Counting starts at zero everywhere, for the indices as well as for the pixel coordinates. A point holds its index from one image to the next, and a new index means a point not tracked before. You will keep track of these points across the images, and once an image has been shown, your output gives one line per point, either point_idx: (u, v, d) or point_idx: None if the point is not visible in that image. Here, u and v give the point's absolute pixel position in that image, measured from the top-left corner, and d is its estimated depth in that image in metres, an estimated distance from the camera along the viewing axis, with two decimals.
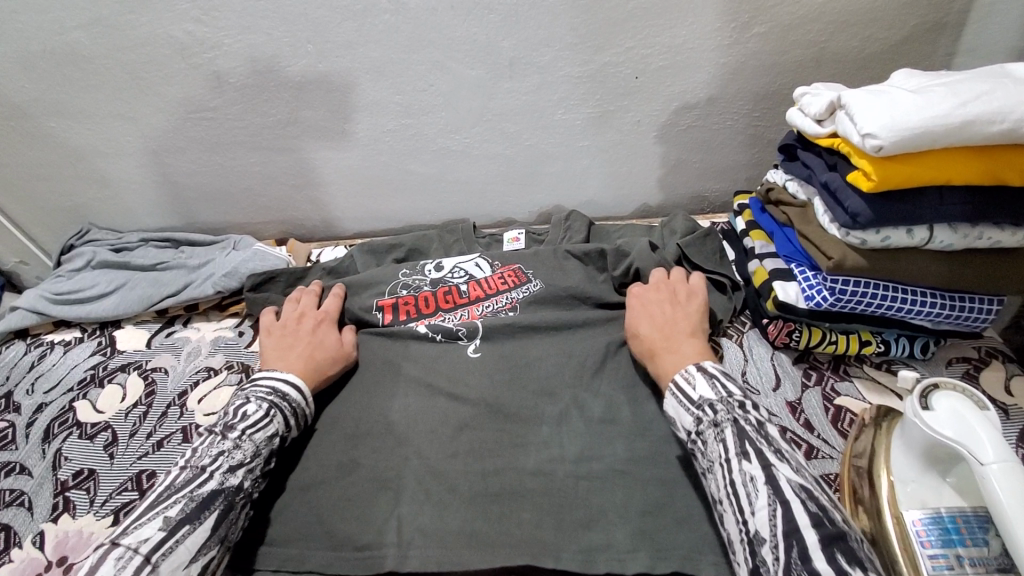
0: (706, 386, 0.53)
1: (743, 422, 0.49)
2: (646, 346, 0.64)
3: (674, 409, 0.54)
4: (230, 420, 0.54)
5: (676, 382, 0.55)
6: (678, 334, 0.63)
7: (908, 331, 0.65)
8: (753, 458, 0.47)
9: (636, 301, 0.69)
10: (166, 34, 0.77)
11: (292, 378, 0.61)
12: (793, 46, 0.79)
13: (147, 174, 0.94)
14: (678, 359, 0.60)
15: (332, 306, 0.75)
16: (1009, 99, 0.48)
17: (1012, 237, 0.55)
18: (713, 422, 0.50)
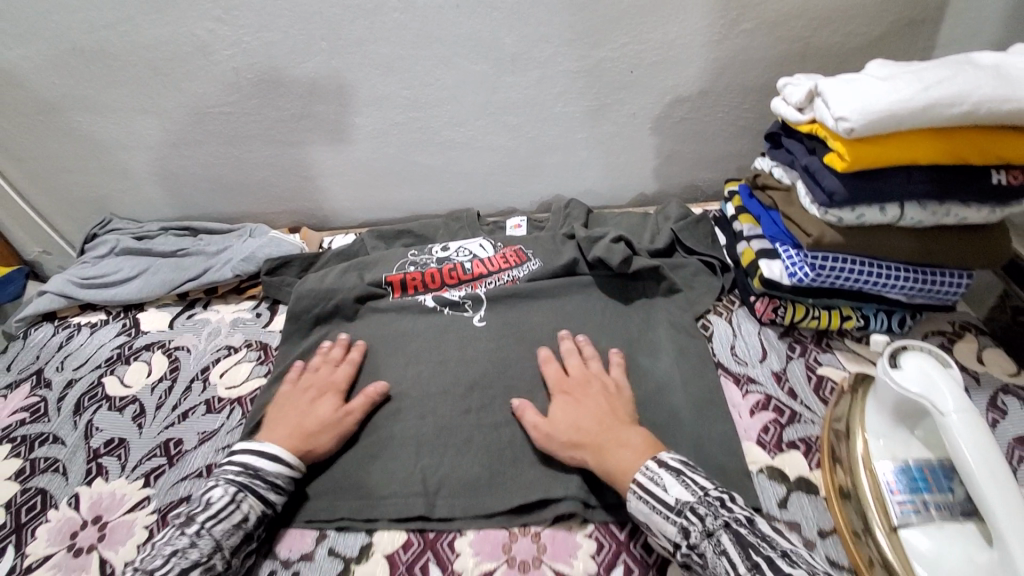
0: (679, 487, 0.52)
1: (735, 525, 0.48)
2: (589, 443, 0.59)
3: (645, 514, 0.52)
4: (193, 510, 0.55)
5: (640, 486, 0.53)
6: (615, 422, 0.60)
7: (886, 306, 0.69)
8: (766, 569, 0.45)
9: (557, 395, 0.65)
10: (188, 33, 0.82)
11: (270, 449, 0.60)
12: (779, 41, 0.83)
13: (167, 166, 0.99)
14: (628, 453, 0.56)
15: (342, 372, 0.71)
16: (969, 84, 0.52)
17: (977, 214, 0.60)
18: (705, 530, 0.49)
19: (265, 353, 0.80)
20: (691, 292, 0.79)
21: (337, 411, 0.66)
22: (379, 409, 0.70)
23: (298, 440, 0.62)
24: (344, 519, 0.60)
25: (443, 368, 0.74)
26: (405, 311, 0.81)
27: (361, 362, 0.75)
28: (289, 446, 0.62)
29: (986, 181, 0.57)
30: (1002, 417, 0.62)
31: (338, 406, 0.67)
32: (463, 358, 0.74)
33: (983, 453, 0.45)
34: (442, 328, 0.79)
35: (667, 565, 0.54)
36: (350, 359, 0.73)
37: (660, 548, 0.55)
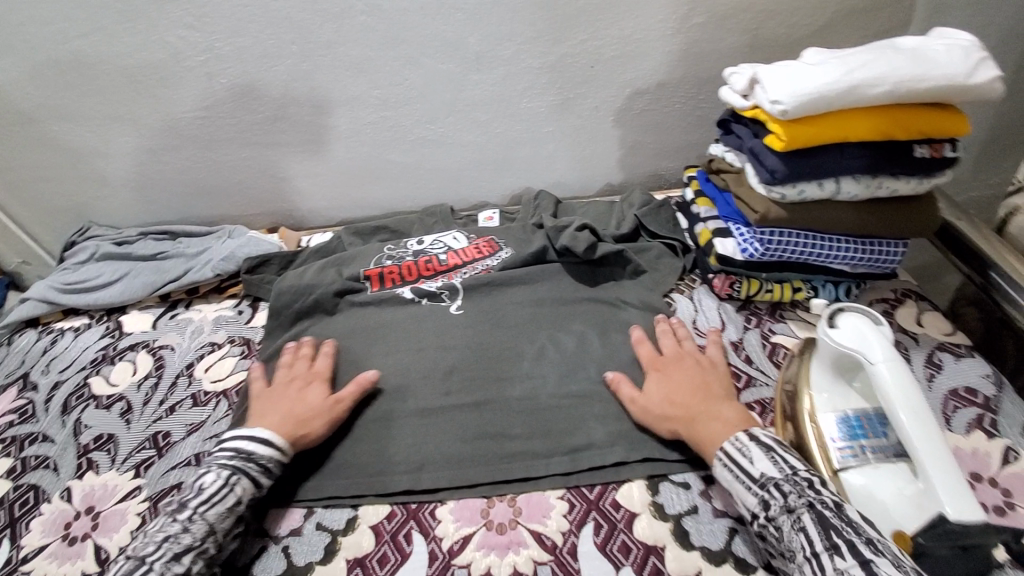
0: (767, 462, 0.53)
1: (820, 506, 0.49)
2: (679, 416, 0.61)
3: (729, 482, 0.55)
4: (186, 497, 0.57)
5: (728, 456, 0.55)
6: (714, 396, 0.62)
7: (832, 277, 0.74)
8: (845, 553, 0.45)
9: (654, 367, 0.68)
10: (162, 40, 0.85)
11: (262, 433, 0.62)
12: (728, 34, 0.88)
13: (145, 172, 1.00)
14: (720, 427, 0.59)
15: (324, 363, 0.74)
16: (887, 66, 0.57)
17: (906, 185, 0.65)
18: (787, 506, 0.50)
19: (248, 348, 0.83)
20: (656, 274, 0.84)
21: (329, 398, 0.68)
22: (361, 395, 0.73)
23: (290, 425, 0.64)
24: (331, 497, 0.63)
25: (422, 354, 0.77)
26: (384, 302, 0.84)
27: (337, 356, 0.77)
28: (284, 428, 0.63)
29: (912, 154, 0.62)
30: (938, 371, 0.67)
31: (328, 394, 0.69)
32: (441, 344, 0.78)
33: (907, 394, 0.50)
34: (420, 317, 0.82)
35: (633, 519, 0.58)
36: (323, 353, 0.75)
37: (627, 505, 0.59)
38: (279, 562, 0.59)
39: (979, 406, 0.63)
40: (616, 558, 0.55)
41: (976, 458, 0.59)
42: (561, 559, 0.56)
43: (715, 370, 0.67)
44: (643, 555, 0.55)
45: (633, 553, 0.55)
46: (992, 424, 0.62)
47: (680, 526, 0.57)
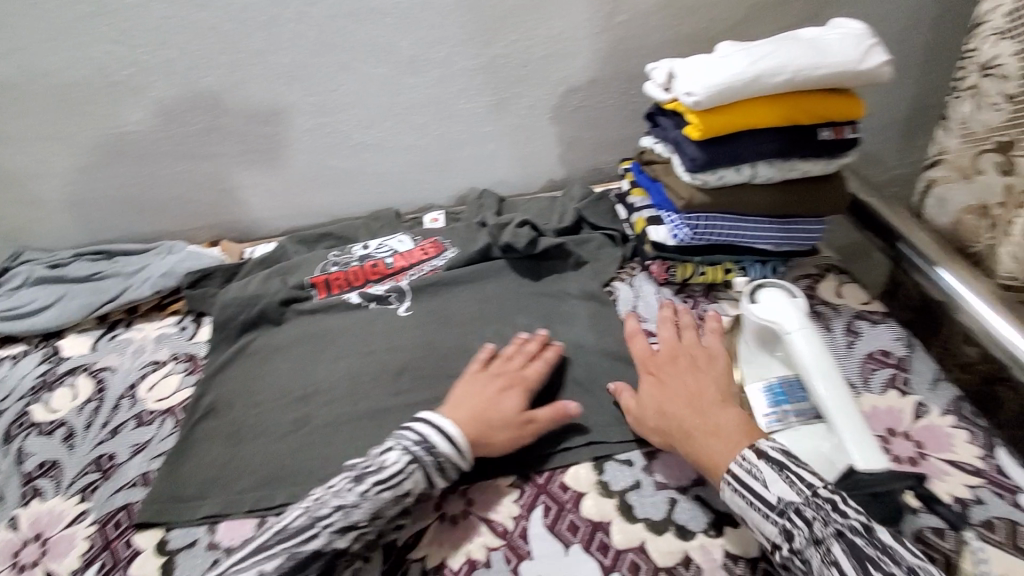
0: (782, 484, 0.48)
1: (851, 535, 0.44)
2: (676, 431, 0.58)
3: (741, 507, 0.50)
4: (367, 469, 0.56)
5: (736, 479, 0.51)
6: (709, 402, 0.58)
7: (759, 256, 0.79)
8: None
9: (650, 372, 0.64)
10: (83, 55, 0.83)
11: (448, 427, 0.59)
12: (652, 30, 0.92)
13: (75, 192, 0.97)
14: (720, 442, 0.54)
15: (535, 370, 0.67)
16: (786, 57, 0.62)
17: (815, 166, 0.70)
18: (814, 538, 0.45)
19: (193, 364, 0.81)
20: (598, 264, 0.86)
21: (521, 414, 0.62)
22: (311, 402, 0.73)
23: (473, 424, 0.60)
24: (283, 505, 0.63)
25: (371, 358, 0.77)
26: (331, 309, 0.84)
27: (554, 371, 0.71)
28: (463, 429, 0.60)
29: (816, 138, 0.68)
30: (857, 338, 0.72)
31: (520, 408, 0.63)
32: (391, 346, 0.78)
33: (818, 359, 0.56)
34: (368, 321, 0.82)
35: (580, 499, 0.60)
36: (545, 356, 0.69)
37: (575, 486, 0.62)
38: None
39: (892, 367, 0.69)
40: (564, 536, 0.58)
41: (891, 415, 0.64)
42: (512, 543, 0.57)
43: (716, 366, 0.62)
44: (590, 532, 0.58)
45: (580, 531, 0.58)
46: (904, 382, 0.67)
47: (624, 501, 0.60)
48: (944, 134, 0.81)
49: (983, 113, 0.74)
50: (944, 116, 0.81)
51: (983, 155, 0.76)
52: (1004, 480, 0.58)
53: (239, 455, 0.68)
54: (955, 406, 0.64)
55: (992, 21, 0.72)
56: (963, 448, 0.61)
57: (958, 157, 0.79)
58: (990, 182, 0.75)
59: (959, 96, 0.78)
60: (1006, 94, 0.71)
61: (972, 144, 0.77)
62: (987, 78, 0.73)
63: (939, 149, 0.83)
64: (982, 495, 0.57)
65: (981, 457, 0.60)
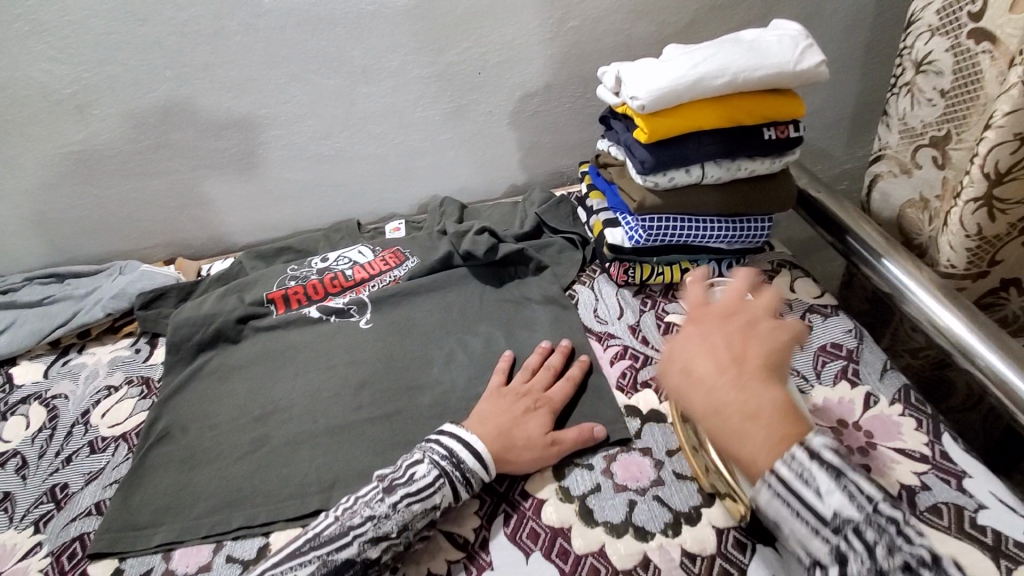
0: (840, 496, 0.40)
1: (921, 573, 0.37)
2: (708, 407, 0.46)
3: (779, 513, 0.42)
4: (400, 480, 0.57)
5: (780, 482, 0.42)
6: (755, 377, 0.46)
7: (714, 255, 0.80)
8: None
9: (690, 323, 0.52)
10: (21, 74, 0.80)
11: (476, 449, 0.60)
12: (604, 34, 0.93)
13: (21, 214, 0.94)
14: (763, 437, 0.43)
15: (561, 388, 0.68)
16: (725, 60, 0.63)
17: (762, 165, 0.71)
18: (878, 569, 0.38)
19: (148, 387, 0.79)
20: (559, 269, 0.87)
21: (546, 433, 0.63)
22: (270, 421, 0.72)
23: (501, 447, 0.61)
24: (241, 528, 0.62)
25: (332, 372, 0.76)
26: (291, 324, 0.83)
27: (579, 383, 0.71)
28: (491, 451, 0.60)
29: (761, 137, 0.69)
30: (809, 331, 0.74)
31: (546, 428, 0.64)
32: (352, 360, 0.77)
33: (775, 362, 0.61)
34: (329, 335, 0.81)
35: (541, 505, 0.60)
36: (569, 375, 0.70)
37: (535, 493, 0.62)
38: None
39: (843, 359, 0.70)
40: (525, 545, 0.57)
41: (842, 406, 0.66)
42: (473, 555, 0.57)
43: (772, 338, 0.49)
44: (551, 538, 0.58)
45: (541, 538, 0.58)
46: (854, 373, 0.69)
47: (584, 505, 0.60)
48: (885, 130, 0.83)
49: (920, 109, 0.76)
50: (885, 111, 0.83)
51: (920, 151, 0.78)
52: (949, 465, 0.60)
53: (195, 479, 0.67)
54: (902, 395, 0.66)
55: (924, 18, 0.72)
56: (911, 435, 0.63)
57: (899, 153, 0.82)
58: (928, 175, 0.78)
59: (898, 92, 0.79)
60: (940, 90, 0.73)
61: (911, 140, 0.79)
62: (922, 74, 0.74)
63: (882, 144, 0.85)
64: (929, 481, 0.59)
65: (928, 444, 0.62)
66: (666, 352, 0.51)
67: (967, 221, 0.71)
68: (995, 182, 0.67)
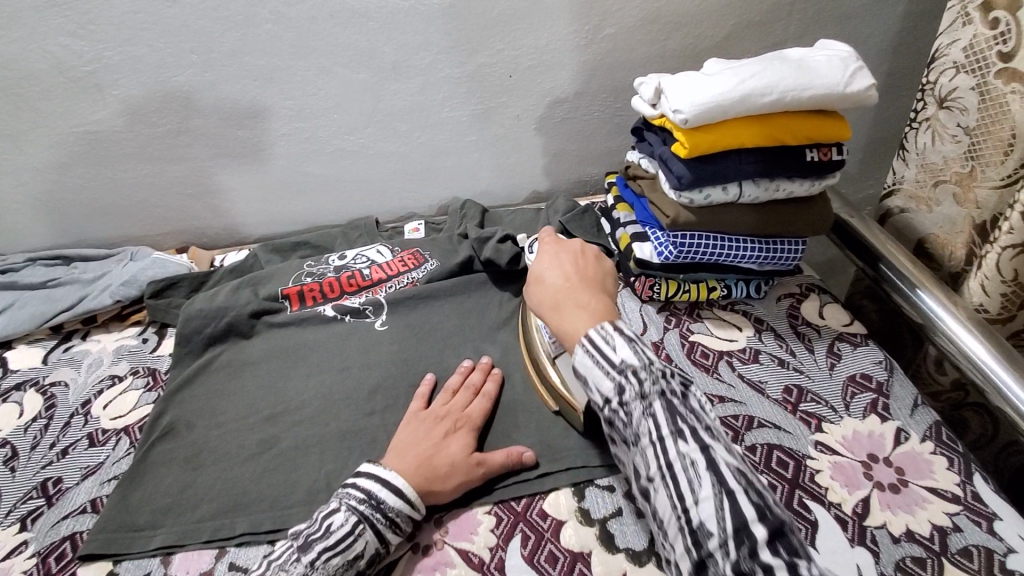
0: (628, 350, 0.48)
1: (670, 395, 0.45)
2: (553, 306, 0.56)
3: (586, 366, 0.49)
4: (311, 535, 0.52)
5: (587, 340, 0.50)
6: (585, 286, 0.57)
7: (743, 275, 0.78)
8: (688, 437, 0.44)
9: (548, 254, 0.62)
10: (41, 49, 0.78)
11: (396, 480, 0.56)
12: (639, 45, 0.91)
13: (32, 193, 0.91)
14: (585, 316, 0.53)
15: (478, 408, 0.66)
16: (774, 77, 0.62)
17: (800, 186, 0.70)
18: (641, 393, 0.46)
19: (153, 379, 0.77)
20: None
21: (469, 454, 0.60)
22: (279, 422, 0.69)
23: (424, 477, 0.58)
24: (244, 535, 0.59)
25: (345, 375, 0.74)
26: (305, 322, 0.81)
27: (499, 396, 0.69)
28: (412, 479, 0.57)
29: (802, 158, 0.67)
30: (838, 360, 0.72)
31: (469, 449, 0.61)
32: (366, 362, 0.75)
33: None
34: (343, 336, 0.79)
35: (560, 528, 0.58)
36: (485, 391, 0.68)
37: (555, 514, 0.59)
38: None
39: (873, 391, 0.68)
40: (543, 568, 0.55)
41: (872, 440, 0.64)
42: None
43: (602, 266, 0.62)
44: (570, 563, 0.55)
45: (560, 562, 0.55)
46: (884, 407, 0.67)
47: (605, 530, 0.58)
48: (901, 164, 0.82)
49: (942, 146, 0.75)
50: (902, 144, 0.81)
51: (941, 186, 0.77)
52: (981, 508, 0.58)
53: (196, 480, 0.64)
54: (933, 431, 0.64)
55: (949, 56, 0.70)
56: (943, 475, 0.60)
57: (917, 188, 0.81)
58: (949, 213, 0.77)
59: (917, 127, 0.78)
60: (964, 128, 0.71)
61: (930, 175, 0.78)
62: (945, 110, 0.73)
63: (897, 176, 0.84)
64: (960, 523, 0.57)
65: (959, 484, 0.60)
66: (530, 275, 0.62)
67: (1003, 265, 0.69)
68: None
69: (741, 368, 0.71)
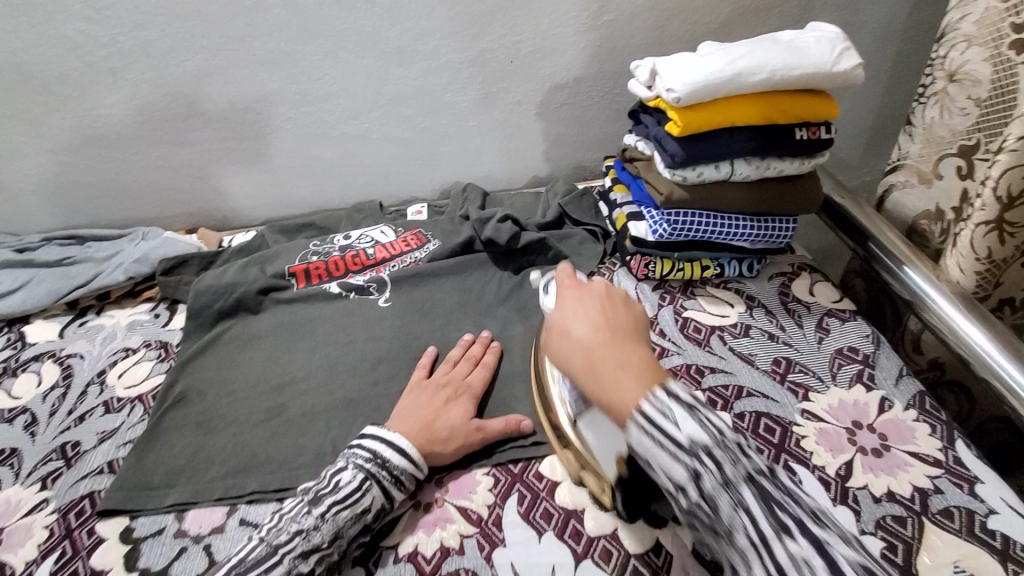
0: (695, 424, 0.42)
1: (757, 477, 0.41)
2: (586, 366, 0.49)
3: (646, 450, 0.43)
4: (322, 491, 0.56)
5: (646, 419, 0.43)
6: (619, 339, 0.50)
7: (736, 254, 0.80)
8: (793, 531, 0.39)
9: (570, 301, 0.56)
10: (57, 33, 0.81)
11: (399, 442, 0.59)
12: (638, 31, 0.93)
13: (47, 174, 0.94)
14: (628, 376, 0.46)
15: (478, 378, 0.69)
16: (765, 57, 0.64)
17: (791, 166, 0.72)
18: (725, 479, 0.40)
19: (166, 351, 0.80)
20: (579, 259, 0.87)
21: (469, 420, 0.63)
22: (287, 392, 0.72)
23: (425, 439, 0.61)
24: (254, 493, 0.62)
25: (350, 348, 0.77)
26: (311, 298, 0.83)
27: (498, 367, 0.72)
28: (414, 441, 0.60)
29: (792, 137, 0.69)
30: (826, 334, 0.74)
31: (469, 415, 0.64)
32: (370, 336, 0.78)
33: None
34: (348, 311, 0.82)
35: (555, 488, 0.61)
36: (485, 362, 0.71)
37: (550, 475, 0.62)
38: (200, 561, 0.57)
39: (859, 363, 0.70)
40: (538, 524, 0.58)
41: (858, 408, 0.66)
42: (486, 531, 0.57)
43: (632, 310, 0.54)
44: (564, 520, 0.58)
45: (554, 519, 0.58)
46: (870, 377, 0.69)
47: None
48: (907, 140, 0.84)
49: (950, 118, 0.76)
50: (909, 120, 0.83)
51: (945, 159, 0.79)
52: (961, 471, 0.60)
53: (208, 444, 0.67)
54: (917, 400, 0.66)
55: (962, 28, 0.72)
56: (925, 440, 0.63)
57: (921, 162, 0.82)
58: (948, 186, 0.79)
59: (926, 101, 0.80)
60: (975, 99, 0.73)
61: (933, 149, 0.80)
62: (955, 83, 0.75)
63: (902, 153, 0.85)
64: (940, 485, 0.59)
65: (941, 449, 0.62)
66: (551, 332, 0.55)
67: (977, 242, 0.71)
68: (1007, 207, 0.67)
69: (732, 341, 0.74)
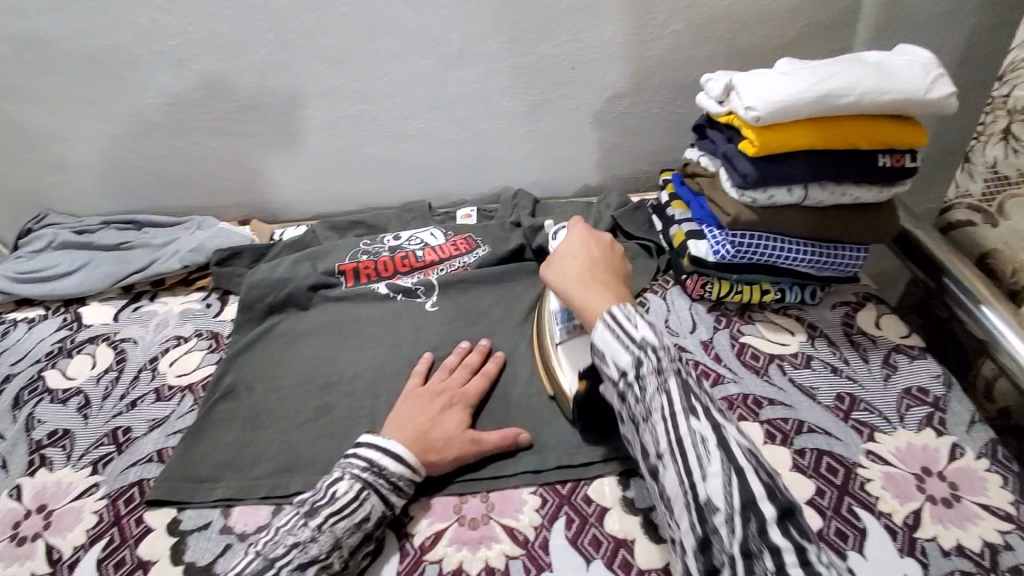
0: (647, 329, 0.49)
1: (686, 376, 0.47)
2: (576, 284, 0.58)
3: (605, 341, 0.50)
4: (318, 501, 0.55)
5: (611, 318, 0.51)
6: (603, 276, 0.58)
7: (799, 280, 0.77)
8: (701, 416, 0.45)
9: (574, 240, 0.64)
10: (131, 22, 0.82)
11: (394, 448, 0.58)
12: (705, 42, 0.90)
13: (110, 159, 0.96)
14: (608, 292, 0.56)
15: (475, 387, 0.67)
16: (853, 79, 0.61)
17: (869, 192, 0.69)
18: (660, 370, 0.47)
19: (216, 341, 0.80)
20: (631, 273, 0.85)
21: (462, 430, 0.62)
22: (333, 392, 0.72)
23: (420, 448, 0.59)
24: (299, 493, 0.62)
25: (396, 351, 0.76)
26: (359, 298, 0.83)
27: (498, 375, 0.71)
28: (409, 449, 0.59)
29: (873, 163, 0.66)
30: (894, 371, 0.70)
31: (463, 426, 0.63)
32: (416, 340, 0.77)
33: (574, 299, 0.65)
34: (395, 313, 0.81)
35: (605, 514, 0.59)
36: (484, 371, 0.70)
37: (599, 500, 0.60)
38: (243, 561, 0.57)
39: (930, 406, 0.67)
40: (586, 551, 0.56)
41: (927, 453, 0.62)
42: (532, 554, 0.56)
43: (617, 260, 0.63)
44: (613, 548, 0.56)
45: (603, 547, 0.56)
46: (940, 421, 0.65)
47: (650, 520, 0.58)
48: (965, 177, 0.80)
49: (1017, 158, 0.73)
50: (967, 158, 0.80)
51: (1012, 201, 0.74)
52: None
53: (255, 439, 0.67)
54: (990, 449, 0.62)
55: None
56: (997, 493, 0.59)
57: (983, 202, 0.78)
58: (1017, 226, 0.74)
59: (985, 140, 0.76)
60: None
61: (998, 188, 0.76)
62: (1018, 122, 0.72)
63: (959, 191, 0.81)
64: (1013, 542, 0.55)
65: (1015, 503, 0.58)
66: (551, 259, 0.63)
67: None
68: None
69: (792, 372, 0.70)
